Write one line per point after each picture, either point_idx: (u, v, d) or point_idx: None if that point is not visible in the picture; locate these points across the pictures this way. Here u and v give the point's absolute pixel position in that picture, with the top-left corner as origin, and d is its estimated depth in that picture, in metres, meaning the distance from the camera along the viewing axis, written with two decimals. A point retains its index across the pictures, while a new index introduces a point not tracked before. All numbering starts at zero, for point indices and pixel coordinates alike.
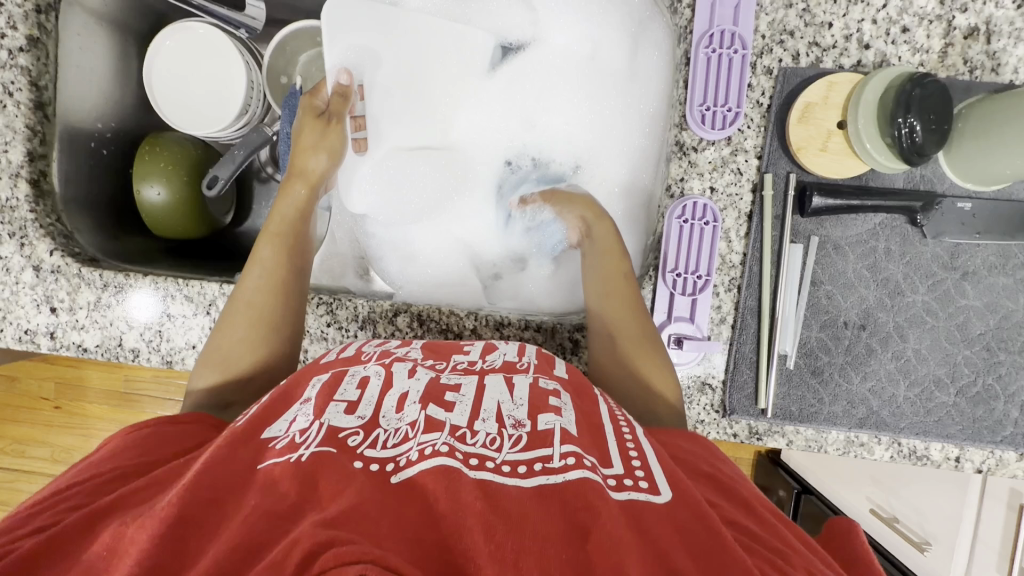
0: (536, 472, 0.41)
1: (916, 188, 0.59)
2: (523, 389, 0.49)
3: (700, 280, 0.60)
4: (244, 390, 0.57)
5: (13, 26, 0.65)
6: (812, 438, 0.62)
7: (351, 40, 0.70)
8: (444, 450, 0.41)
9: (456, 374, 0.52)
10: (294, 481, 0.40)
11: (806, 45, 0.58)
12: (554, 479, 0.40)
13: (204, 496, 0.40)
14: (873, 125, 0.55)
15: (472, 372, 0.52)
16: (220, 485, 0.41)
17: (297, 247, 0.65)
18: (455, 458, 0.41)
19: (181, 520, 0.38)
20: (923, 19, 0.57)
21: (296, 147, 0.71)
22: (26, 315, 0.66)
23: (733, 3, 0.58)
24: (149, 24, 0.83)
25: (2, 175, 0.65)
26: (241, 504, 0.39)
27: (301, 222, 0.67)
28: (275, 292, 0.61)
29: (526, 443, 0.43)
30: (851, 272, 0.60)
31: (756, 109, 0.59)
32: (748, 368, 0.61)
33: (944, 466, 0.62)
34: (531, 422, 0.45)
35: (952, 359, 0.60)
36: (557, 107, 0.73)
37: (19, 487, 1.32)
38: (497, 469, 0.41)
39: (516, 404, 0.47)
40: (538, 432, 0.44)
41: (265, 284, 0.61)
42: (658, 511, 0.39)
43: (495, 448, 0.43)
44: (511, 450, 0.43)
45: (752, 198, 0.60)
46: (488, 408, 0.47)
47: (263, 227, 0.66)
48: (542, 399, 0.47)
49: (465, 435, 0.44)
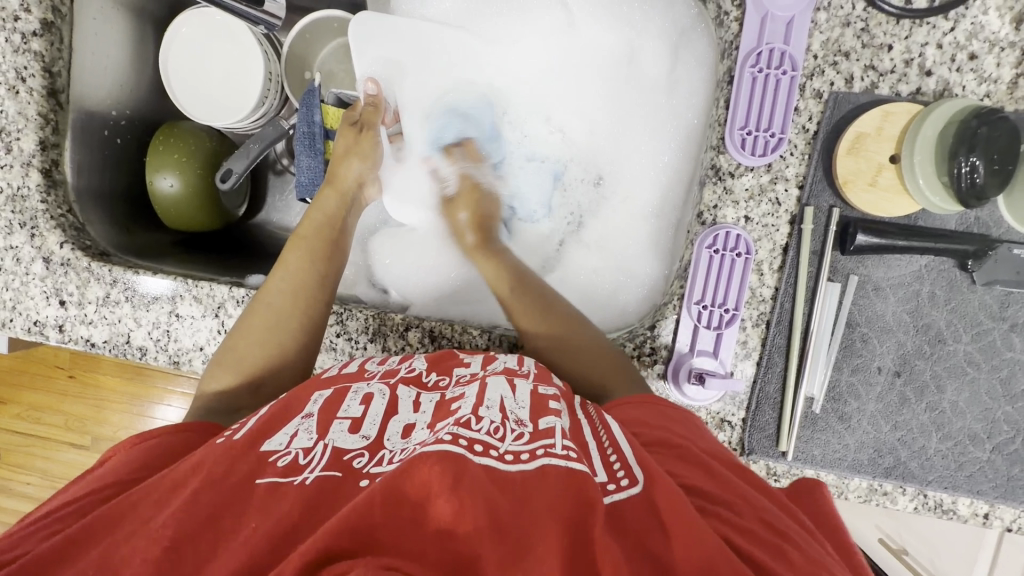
0: (539, 456, 0.38)
1: (969, 231, 0.55)
2: (525, 393, 0.45)
3: (727, 313, 0.57)
4: (258, 393, 0.56)
5: (27, 10, 0.62)
6: (832, 483, 0.59)
7: (377, 54, 0.72)
8: (448, 439, 0.38)
9: (460, 385, 0.49)
10: (297, 502, 0.38)
11: (862, 68, 0.54)
12: (560, 462, 0.38)
13: (199, 515, 0.38)
14: (930, 162, 0.52)
15: (475, 380, 0.49)
16: (217, 504, 0.39)
17: (323, 251, 0.64)
18: (459, 446, 0.38)
19: (174, 543, 0.37)
20: (994, 46, 0.52)
21: (334, 157, 0.71)
22: (35, 306, 0.65)
23: (785, 20, 0.54)
24: (166, 8, 0.80)
25: (13, 163, 0.64)
26: (241, 524, 0.38)
27: (332, 232, 0.66)
28: (301, 303, 0.59)
29: (528, 437, 0.40)
30: (891, 316, 0.56)
31: (802, 135, 0.55)
32: (772, 409, 0.58)
33: (970, 522, 0.58)
34: (533, 422, 0.42)
35: (991, 415, 0.56)
36: (580, 111, 0.73)
37: (32, 452, 1.34)
38: (500, 458, 0.38)
39: (518, 403, 0.44)
40: (539, 430, 0.41)
41: (289, 294, 0.59)
42: (641, 505, 0.37)
43: (499, 437, 0.40)
44: (513, 442, 0.40)
45: (790, 230, 0.56)
46: (491, 398, 0.44)
47: (293, 232, 0.65)
48: (544, 402, 0.44)
49: (468, 421, 0.41)
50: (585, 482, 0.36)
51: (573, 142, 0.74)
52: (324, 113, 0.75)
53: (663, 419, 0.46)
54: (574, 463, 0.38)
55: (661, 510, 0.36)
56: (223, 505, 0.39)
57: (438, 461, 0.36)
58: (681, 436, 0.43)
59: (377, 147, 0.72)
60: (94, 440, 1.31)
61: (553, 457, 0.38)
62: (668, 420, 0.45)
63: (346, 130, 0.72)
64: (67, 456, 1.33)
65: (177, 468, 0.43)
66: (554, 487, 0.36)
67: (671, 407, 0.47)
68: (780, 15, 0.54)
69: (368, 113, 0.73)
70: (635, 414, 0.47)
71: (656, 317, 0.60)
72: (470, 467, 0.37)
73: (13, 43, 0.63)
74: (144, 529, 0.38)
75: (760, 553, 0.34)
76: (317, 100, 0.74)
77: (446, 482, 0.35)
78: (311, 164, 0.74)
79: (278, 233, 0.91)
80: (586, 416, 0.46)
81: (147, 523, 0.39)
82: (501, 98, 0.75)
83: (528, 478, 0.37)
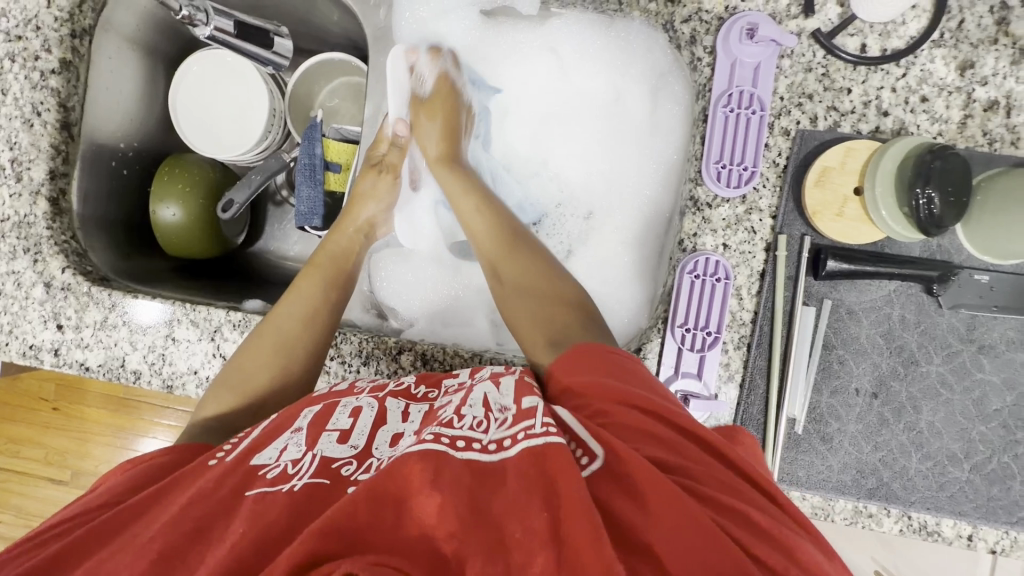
0: (519, 440, 0.40)
1: (932, 257, 0.59)
2: (509, 385, 0.47)
3: (709, 336, 0.59)
4: (257, 414, 0.57)
5: (48, 49, 0.67)
6: (819, 506, 0.59)
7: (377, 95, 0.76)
8: (430, 437, 0.41)
9: (448, 395, 0.50)
10: (285, 509, 0.41)
11: (825, 109, 0.59)
12: (536, 442, 0.39)
13: (187, 528, 0.41)
14: (891, 195, 0.56)
15: (462, 388, 0.50)
16: (204, 515, 0.42)
17: (336, 282, 0.66)
18: (441, 443, 0.41)
19: (162, 559, 0.39)
20: (943, 90, 0.57)
21: (354, 198, 0.74)
22: (32, 330, 0.66)
23: (753, 65, 0.59)
24: (178, 48, 0.85)
25: (23, 191, 0.66)
26: (228, 531, 0.41)
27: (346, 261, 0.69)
28: (315, 330, 0.61)
29: (511, 421, 0.42)
30: (865, 338, 0.59)
31: (773, 168, 0.59)
32: (756, 430, 0.59)
33: (956, 544, 0.59)
34: (516, 404, 0.44)
35: (967, 435, 0.58)
36: (571, 146, 0.75)
37: (10, 488, 1.30)
38: (483, 449, 0.41)
39: (502, 394, 0.47)
40: (522, 408, 0.42)
41: (302, 316, 0.61)
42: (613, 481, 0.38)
43: (481, 430, 0.43)
44: (497, 430, 0.43)
45: (765, 257, 0.59)
46: (475, 398, 0.47)
47: (310, 257, 0.68)
48: (528, 388, 0.46)
49: (450, 421, 0.44)
50: (560, 457, 0.38)
51: (566, 176, 0.76)
52: (325, 146, 0.78)
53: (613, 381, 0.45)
54: (553, 438, 0.39)
55: (627, 481, 0.38)
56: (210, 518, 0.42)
57: (421, 458, 0.39)
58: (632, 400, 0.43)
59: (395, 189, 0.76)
60: (75, 474, 1.28)
61: (532, 439, 0.40)
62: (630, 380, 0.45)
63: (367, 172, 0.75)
64: (46, 492, 1.29)
65: (165, 487, 0.45)
66: (529, 466, 0.39)
67: (631, 365, 0.47)
68: (748, 61, 0.59)
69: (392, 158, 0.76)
70: (582, 368, 0.47)
71: (642, 339, 0.62)
72: (448, 462, 0.39)
73: (32, 80, 0.67)
74: (135, 543, 0.41)
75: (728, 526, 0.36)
76: (319, 135, 0.77)
77: (427, 481, 0.38)
78: (311, 194, 0.76)
79: (275, 261, 0.93)
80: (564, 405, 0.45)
81: (138, 536, 0.41)
82: (499, 136, 0.78)
83: (507, 472, 0.39)
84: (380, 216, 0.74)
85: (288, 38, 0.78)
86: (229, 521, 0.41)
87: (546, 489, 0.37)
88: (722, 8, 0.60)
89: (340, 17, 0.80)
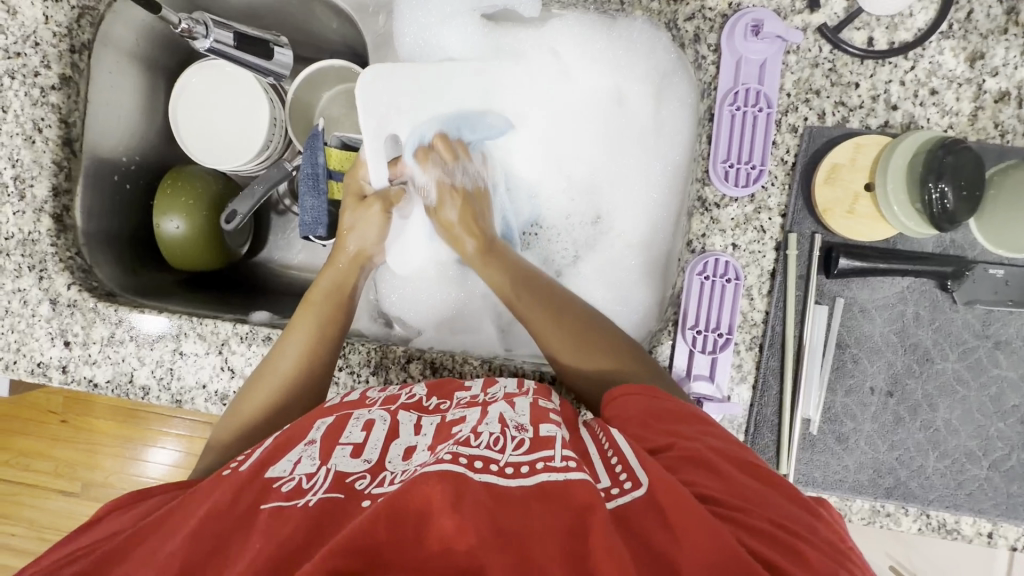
0: (539, 471, 0.41)
1: (946, 253, 0.58)
2: (523, 407, 0.48)
3: (721, 337, 0.59)
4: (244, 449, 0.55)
5: (48, 66, 0.66)
6: (835, 505, 0.59)
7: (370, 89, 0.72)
8: (448, 458, 0.42)
9: (460, 408, 0.51)
10: (299, 525, 0.41)
11: (832, 105, 0.58)
12: (555, 476, 0.41)
13: (206, 545, 0.41)
14: (903, 190, 0.55)
15: (475, 404, 0.51)
16: (221, 532, 0.42)
17: (330, 319, 0.62)
18: (460, 464, 0.41)
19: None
20: (952, 82, 0.57)
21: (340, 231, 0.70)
22: (39, 348, 0.66)
23: (759, 62, 0.58)
24: (177, 60, 0.85)
25: (26, 209, 0.66)
26: (245, 549, 0.41)
27: (341, 297, 0.65)
28: (308, 377, 0.58)
29: (528, 447, 0.44)
30: (879, 336, 0.58)
31: (781, 166, 0.58)
32: (770, 431, 0.59)
33: (975, 542, 0.59)
34: (533, 427, 0.45)
35: (985, 432, 0.57)
36: (579, 152, 0.74)
37: (21, 501, 1.31)
38: (500, 471, 0.42)
39: (518, 412, 0.47)
40: (539, 438, 0.44)
41: (295, 362, 0.59)
42: (646, 505, 0.40)
43: (499, 450, 0.43)
44: (513, 452, 0.43)
45: (775, 256, 0.59)
46: (491, 418, 0.46)
47: (303, 296, 0.64)
48: (543, 412, 0.48)
49: (467, 439, 0.44)
50: (583, 489, 0.39)
51: (576, 181, 0.75)
52: (328, 155, 0.77)
53: (661, 415, 0.46)
54: (572, 472, 0.41)
55: (662, 507, 0.39)
56: (228, 534, 0.42)
57: (440, 480, 0.39)
58: (677, 433, 0.45)
59: (385, 223, 0.70)
60: (85, 486, 1.29)
61: (552, 472, 0.41)
62: (664, 410, 0.47)
63: (352, 203, 0.71)
64: (57, 504, 1.29)
65: (180, 506, 0.45)
66: (552, 497, 0.39)
67: (680, 406, 0.47)
68: (754, 58, 0.58)
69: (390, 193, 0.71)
70: (630, 409, 0.47)
71: (653, 342, 0.62)
72: (469, 484, 0.40)
73: (33, 96, 0.66)
74: (153, 560, 0.40)
75: (767, 551, 0.37)
76: (321, 144, 0.75)
77: (448, 501, 0.39)
78: (315, 204, 0.75)
79: (281, 271, 0.93)
80: (592, 440, 0.47)
81: (155, 553, 0.41)
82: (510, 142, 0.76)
83: (527, 496, 0.40)
84: (369, 245, 0.70)
85: (288, 48, 0.77)
86: (247, 538, 0.41)
87: (571, 518, 0.38)
88: (725, 5, 0.59)
89: (340, 23, 0.80)
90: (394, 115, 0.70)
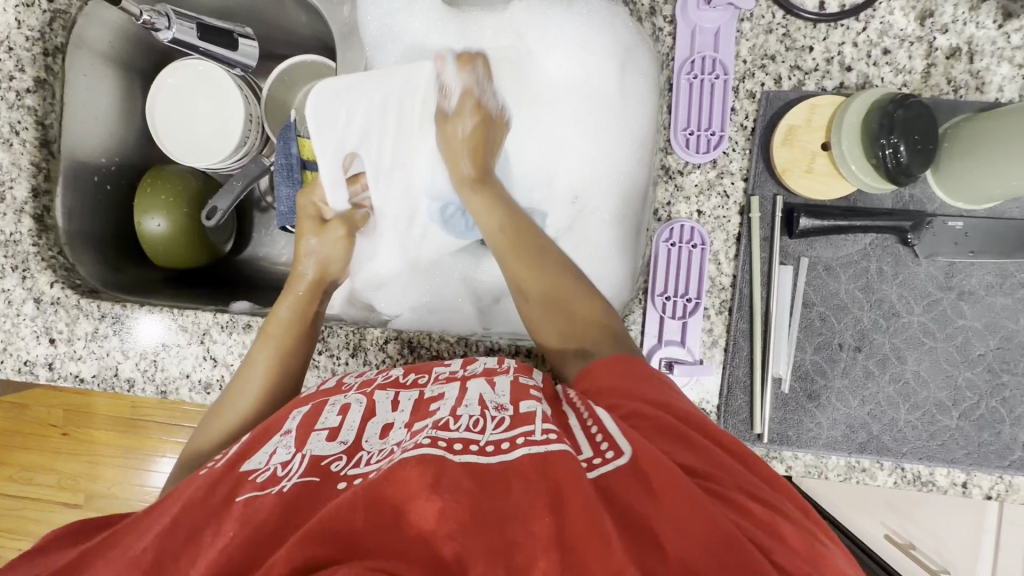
0: (519, 445, 0.42)
1: (906, 208, 0.59)
2: (505, 385, 0.49)
3: (690, 303, 0.60)
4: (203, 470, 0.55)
5: (22, 69, 0.68)
6: (811, 464, 0.60)
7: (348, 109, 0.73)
8: (427, 442, 0.42)
9: (438, 385, 0.53)
10: (275, 509, 0.41)
11: (788, 69, 0.59)
12: (537, 450, 0.41)
13: (181, 537, 0.41)
14: (858, 147, 0.56)
15: (454, 379, 0.53)
16: (195, 522, 0.42)
17: (288, 354, 0.60)
18: (439, 446, 0.41)
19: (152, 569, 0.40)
20: (904, 41, 0.58)
21: (298, 253, 0.69)
22: (25, 346, 0.67)
23: (714, 29, 0.59)
24: (153, 62, 0.86)
25: (7, 210, 0.67)
26: (218, 535, 0.41)
27: (300, 327, 0.62)
28: (275, 396, 0.59)
29: (508, 424, 0.44)
30: (845, 293, 0.59)
31: (740, 132, 0.60)
32: (743, 392, 0.60)
33: (951, 493, 0.59)
34: (513, 406, 0.46)
35: (954, 382, 0.58)
36: (558, 136, 0.75)
37: (26, 515, 1.32)
38: (480, 450, 0.42)
39: (498, 393, 0.49)
40: (519, 414, 0.45)
41: (259, 389, 0.58)
42: (631, 477, 0.39)
43: (478, 431, 0.44)
44: (493, 432, 0.44)
45: (740, 220, 0.60)
46: (471, 398, 0.48)
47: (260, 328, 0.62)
48: (523, 390, 0.49)
49: (448, 423, 0.45)
50: (562, 464, 0.39)
51: (559, 167, 0.75)
52: (302, 146, 0.78)
53: (643, 389, 0.46)
54: (554, 445, 0.41)
55: (647, 481, 0.39)
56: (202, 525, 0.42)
57: (419, 462, 0.39)
58: (659, 405, 0.45)
59: (349, 246, 0.71)
60: (89, 497, 1.30)
61: (532, 445, 0.41)
62: (644, 386, 0.47)
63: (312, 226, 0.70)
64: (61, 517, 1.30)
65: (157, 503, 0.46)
66: (534, 475, 0.39)
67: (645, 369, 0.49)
68: (708, 27, 0.59)
69: (353, 215, 0.73)
70: (615, 377, 0.48)
71: (625, 311, 0.63)
72: (449, 465, 0.40)
73: (8, 99, 0.67)
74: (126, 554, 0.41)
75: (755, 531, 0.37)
76: (294, 135, 0.78)
77: (426, 483, 0.38)
78: (289, 193, 0.77)
79: (266, 267, 0.94)
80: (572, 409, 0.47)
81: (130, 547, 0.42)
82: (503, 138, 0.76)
83: (505, 469, 0.40)
84: (332, 268, 0.69)
85: (253, 40, 0.81)
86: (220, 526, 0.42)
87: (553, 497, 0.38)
88: None
89: (310, 19, 0.83)
90: (352, 133, 0.75)
